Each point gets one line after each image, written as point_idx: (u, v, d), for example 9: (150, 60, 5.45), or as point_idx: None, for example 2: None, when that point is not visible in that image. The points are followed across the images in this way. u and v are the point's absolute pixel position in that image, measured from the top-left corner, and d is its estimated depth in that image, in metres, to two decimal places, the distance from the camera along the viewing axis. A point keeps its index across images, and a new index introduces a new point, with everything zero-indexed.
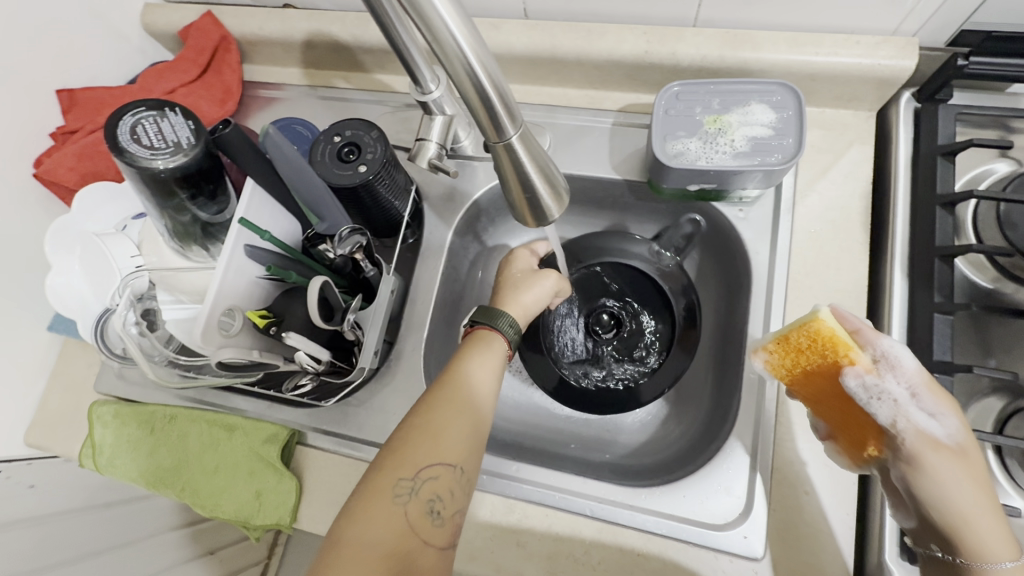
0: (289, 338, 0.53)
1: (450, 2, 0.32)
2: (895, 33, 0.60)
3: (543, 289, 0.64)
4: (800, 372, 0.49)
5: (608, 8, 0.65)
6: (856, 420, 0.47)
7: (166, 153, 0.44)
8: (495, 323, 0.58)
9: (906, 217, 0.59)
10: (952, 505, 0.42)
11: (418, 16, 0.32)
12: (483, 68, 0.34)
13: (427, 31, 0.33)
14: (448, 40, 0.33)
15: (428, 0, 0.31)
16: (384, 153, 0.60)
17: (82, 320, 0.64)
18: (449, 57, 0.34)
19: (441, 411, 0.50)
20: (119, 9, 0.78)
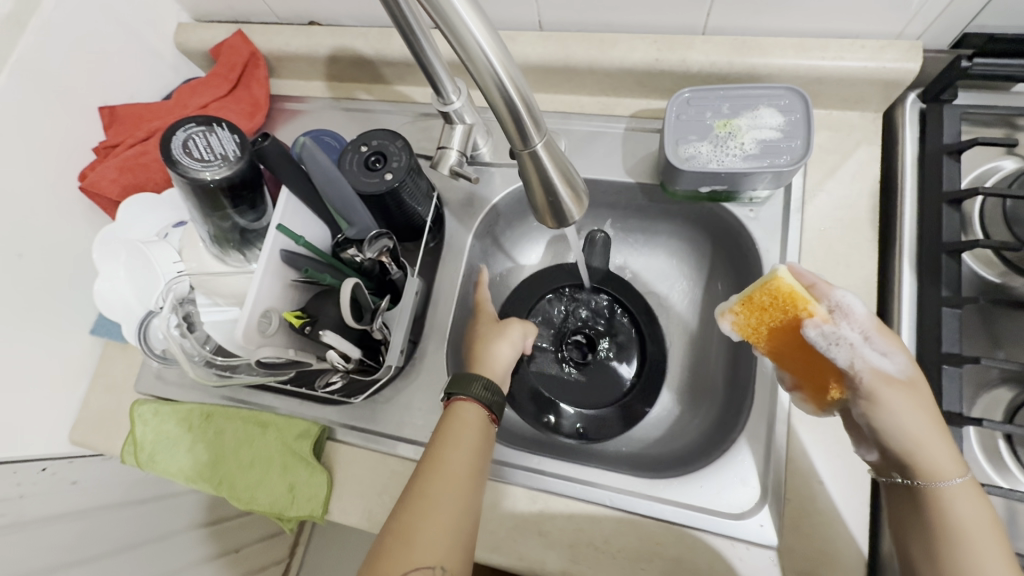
0: (325, 335, 0.56)
1: (484, 24, 0.35)
2: (900, 37, 0.62)
3: (511, 342, 0.67)
4: (764, 329, 0.54)
5: (620, 19, 0.68)
6: (819, 368, 0.52)
7: (215, 165, 0.47)
8: (468, 391, 0.59)
9: (913, 215, 0.61)
10: (903, 429, 0.47)
11: (455, 37, 0.35)
12: (513, 83, 0.37)
13: (462, 50, 0.36)
14: (481, 59, 0.35)
15: (461, 19, 0.34)
16: (409, 161, 0.64)
17: (125, 323, 0.68)
18: (480, 70, 0.36)
19: (428, 495, 0.51)
20: (155, 29, 0.83)
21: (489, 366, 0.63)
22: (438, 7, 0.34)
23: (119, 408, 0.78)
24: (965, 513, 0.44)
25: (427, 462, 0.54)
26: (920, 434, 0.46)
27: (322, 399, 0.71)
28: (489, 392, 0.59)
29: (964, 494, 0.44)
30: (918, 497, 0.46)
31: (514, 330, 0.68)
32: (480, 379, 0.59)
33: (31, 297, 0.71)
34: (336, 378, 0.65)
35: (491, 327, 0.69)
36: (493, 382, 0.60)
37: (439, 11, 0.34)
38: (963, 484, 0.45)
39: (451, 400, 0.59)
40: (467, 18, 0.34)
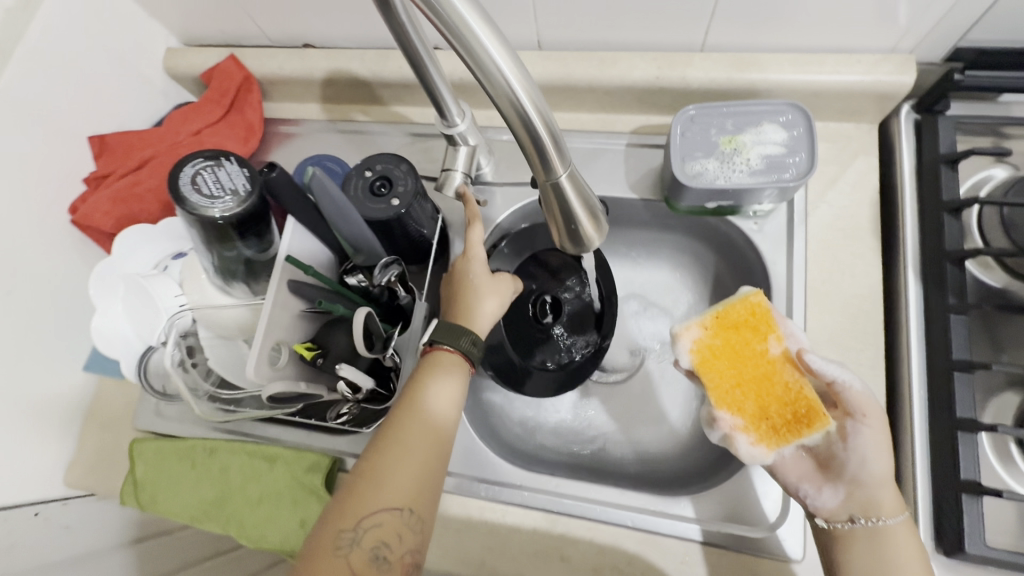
0: (342, 369, 0.55)
1: (505, 52, 0.35)
2: (894, 51, 0.63)
3: (501, 302, 0.63)
4: (726, 347, 0.56)
5: (619, 37, 0.68)
6: (773, 394, 0.54)
7: (224, 201, 0.46)
8: (455, 344, 0.58)
9: (914, 224, 0.62)
10: (876, 467, 0.51)
11: (475, 65, 0.35)
12: (536, 111, 0.37)
13: (483, 77, 0.36)
14: (503, 86, 0.35)
15: (486, 51, 0.34)
16: (415, 185, 0.63)
17: (124, 360, 0.65)
18: (503, 99, 0.36)
19: (399, 437, 0.53)
20: (143, 54, 0.81)
21: (476, 318, 0.61)
22: (460, 36, 0.34)
23: (117, 445, 0.75)
24: (907, 550, 0.50)
25: (403, 401, 0.56)
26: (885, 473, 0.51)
27: (331, 431, 0.69)
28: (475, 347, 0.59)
29: (904, 532, 0.50)
30: (872, 532, 0.51)
31: (504, 283, 0.65)
32: (469, 333, 0.59)
33: (22, 335, 0.68)
34: (347, 409, 0.65)
35: (485, 276, 0.63)
36: (479, 337, 0.60)
37: (460, 39, 0.34)
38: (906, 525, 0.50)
39: (434, 346, 0.59)
40: (492, 50, 0.34)
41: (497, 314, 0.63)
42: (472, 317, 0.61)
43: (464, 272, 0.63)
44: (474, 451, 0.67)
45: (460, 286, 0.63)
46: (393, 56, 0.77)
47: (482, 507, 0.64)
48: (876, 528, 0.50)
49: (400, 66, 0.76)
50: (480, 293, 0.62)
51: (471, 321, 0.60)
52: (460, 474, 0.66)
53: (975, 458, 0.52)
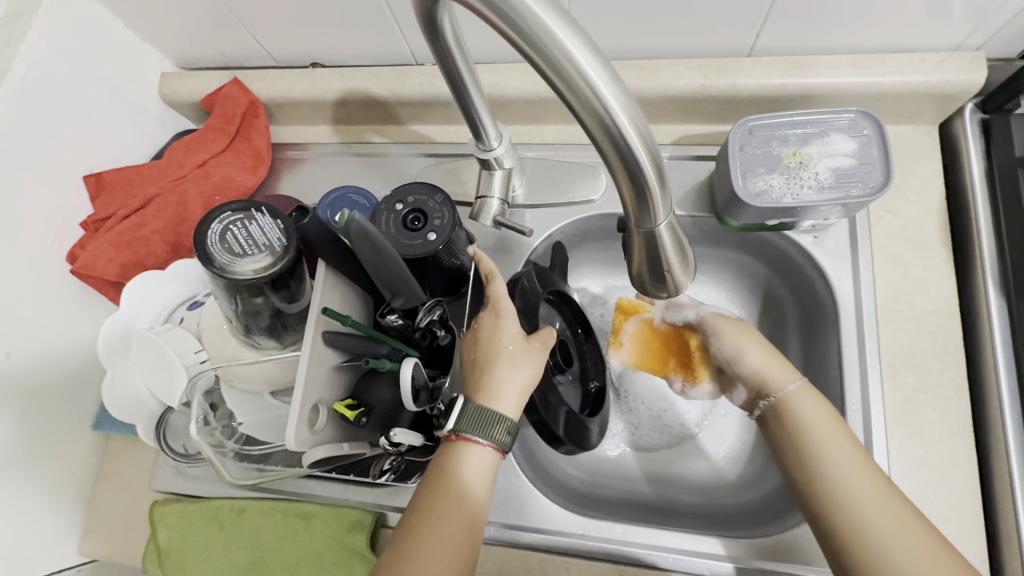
0: (398, 434, 0.51)
1: (602, 69, 0.28)
2: (960, 48, 0.59)
3: (537, 371, 0.55)
4: (639, 340, 0.70)
5: (660, 44, 0.63)
6: (679, 344, 0.68)
7: (258, 258, 0.42)
8: (489, 437, 0.51)
9: (990, 233, 0.58)
10: (804, 414, 0.52)
11: (565, 84, 0.28)
12: (637, 135, 0.29)
13: (572, 98, 0.29)
14: (598, 109, 0.28)
15: (579, 68, 0.27)
16: (452, 217, 0.58)
17: (140, 422, 0.60)
18: (597, 124, 0.29)
19: (430, 528, 0.47)
20: (138, 83, 0.75)
21: (505, 392, 0.53)
22: (545, 51, 0.27)
23: (134, 509, 0.70)
24: (836, 463, 0.49)
25: (433, 483, 0.50)
26: (818, 423, 0.51)
27: (370, 482, 0.63)
28: (510, 436, 0.51)
29: (803, 395, 0.53)
30: (778, 413, 0.54)
31: (541, 349, 0.56)
32: (503, 422, 0.51)
33: (25, 400, 0.62)
34: (390, 465, 0.61)
35: (517, 341, 0.55)
36: (515, 423, 0.52)
37: (545, 55, 0.28)
38: (804, 390, 0.53)
39: (460, 437, 0.51)
40: (586, 66, 0.28)
41: (530, 386, 0.55)
42: (500, 391, 0.53)
43: (494, 335, 0.55)
44: (527, 498, 0.61)
45: (490, 351, 0.55)
46: (411, 73, 0.72)
47: (542, 560, 0.59)
48: (776, 403, 0.54)
49: (420, 84, 0.71)
50: (513, 364, 0.54)
51: (499, 399, 0.52)
52: (514, 523, 0.60)
53: None
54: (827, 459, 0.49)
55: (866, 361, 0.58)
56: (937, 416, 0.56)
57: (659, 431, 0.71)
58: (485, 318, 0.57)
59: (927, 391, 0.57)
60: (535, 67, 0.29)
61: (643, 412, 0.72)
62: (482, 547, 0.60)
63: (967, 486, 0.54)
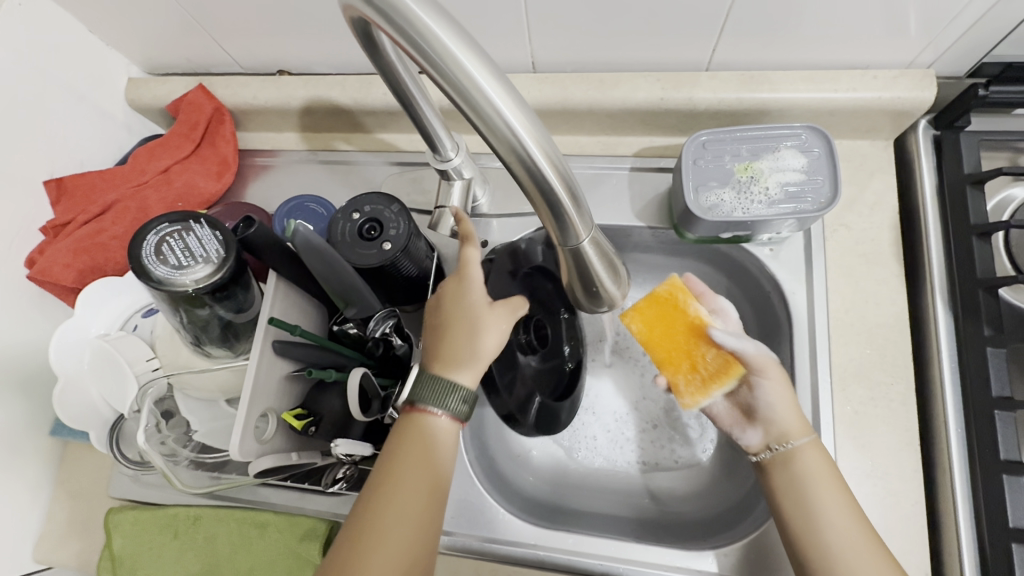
0: (341, 445, 0.51)
1: (509, 97, 0.29)
2: (911, 66, 0.60)
3: (501, 341, 0.54)
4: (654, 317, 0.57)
5: (620, 57, 0.64)
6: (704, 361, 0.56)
7: (196, 270, 0.42)
8: (443, 405, 0.50)
9: (940, 248, 0.59)
10: (809, 464, 0.51)
11: (472, 110, 0.29)
12: (547, 158, 0.30)
13: (481, 124, 0.29)
14: (505, 133, 0.29)
15: (484, 94, 0.28)
16: (408, 227, 0.58)
17: (93, 429, 0.59)
18: (506, 149, 0.30)
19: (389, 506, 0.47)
20: (103, 88, 0.74)
21: (470, 360, 0.52)
22: (452, 78, 0.28)
23: (91, 517, 0.69)
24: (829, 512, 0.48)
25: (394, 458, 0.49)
26: (818, 473, 0.50)
27: (325, 490, 0.63)
28: (466, 405, 0.51)
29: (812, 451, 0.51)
30: (784, 463, 0.52)
31: (509, 316, 0.55)
32: (460, 391, 0.50)
33: None
34: (344, 473, 0.61)
35: (477, 312, 0.53)
36: (472, 392, 0.51)
37: (452, 84, 0.28)
38: (814, 447, 0.51)
39: (416, 407, 0.50)
40: (491, 93, 0.28)
41: (494, 353, 0.54)
42: (461, 359, 0.51)
43: (455, 305, 0.53)
44: (483, 507, 0.61)
45: (454, 317, 0.53)
46: (376, 82, 0.72)
47: (496, 569, 0.59)
48: (788, 452, 0.52)
49: (384, 93, 0.71)
50: (474, 335, 0.52)
51: (455, 370, 0.51)
52: (469, 532, 0.60)
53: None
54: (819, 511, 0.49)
55: (818, 373, 0.59)
56: (886, 429, 0.56)
57: (616, 435, 0.72)
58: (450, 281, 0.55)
59: (876, 404, 0.57)
60: (446, 91, 0.30)
61: (601, 416, 0.73)
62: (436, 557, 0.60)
63: (913, 499, 0.54)
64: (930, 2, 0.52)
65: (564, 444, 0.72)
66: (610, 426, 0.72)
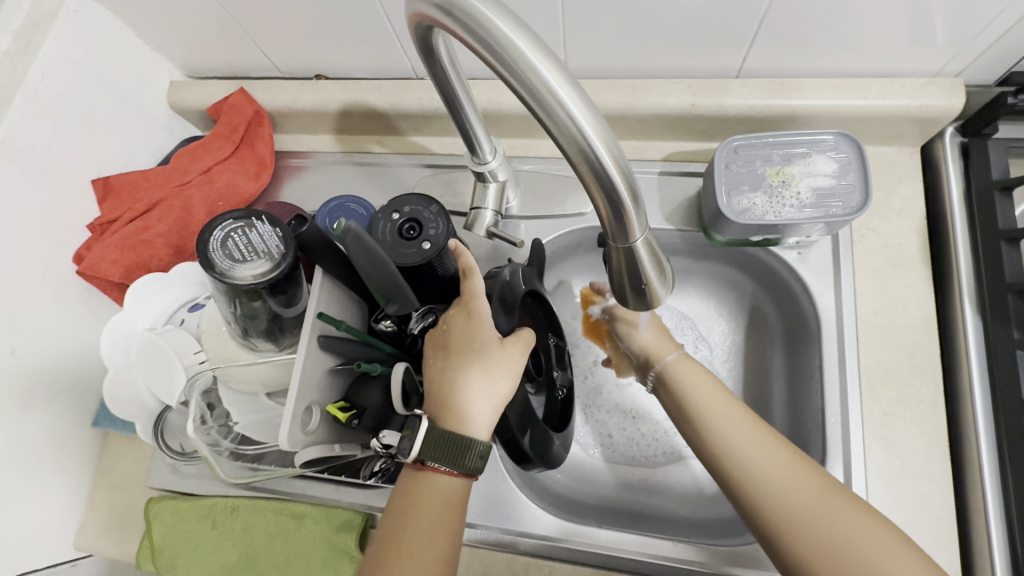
0: (386, 436, 0.53)
1: (579, 99, 0.31)
2: (940, 74, 0.61)
3: (513, 383, 0.55)
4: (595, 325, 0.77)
5: (651, 64, 0.66)
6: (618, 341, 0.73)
7: (257, 264, 0.44)
8: (460, 465, 0.50)
9: (968, 253, 0.60)
10: (723, 436, 0.52)
11: (544, 111, 0.31)
12: (612, 158, 0.32)
13: (550, 123, 0.31)
14: (574, 133, 0.31)
15: (556, 97, 0.30)
16: (447, 227, 0.60)
17: (139, 419, 0.61)
18: (574, 148, 0.32)
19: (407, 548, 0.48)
20: (147, 91, 0.77)
21: (483, 409, 0.52)
22: (527, 81, 0.30)
23: (130, 507, 0.71)
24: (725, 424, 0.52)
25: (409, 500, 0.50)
26: (732, 426, 0.52)
27: (360, 483, 0.64)
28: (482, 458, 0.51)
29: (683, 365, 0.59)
30: (666, 381, 0.59)
31: (516, 358, 0.56)
32: (475, 448, 0.50)
33: (27, 399, 0.63)
34: (381, 467, 0.63)
35: (489, 348, 0.54)
36: (487, 445, 0.51)
37: (525, 84, 0.30)
38: (683, 359, 0.59)
39: (425, 467, 0.50)
40: (563, 95, 0.30)
41: (506, 398, 0.54)
42: (475, 407, 0.52)
43: (465, 338, 0.54)
44: (514, 503, 0.63)
45: (464, 362, 0.53)
46: (411, 87, 0.74)
47: (527, 563, 0.60)
48: (658, 371, 0.60)
49: (419, 97, 0.73)
50: (482, 375, 0.53)
51: (469, 416, 0.51)
52: (500, 527, 0.62)
53: None
54: (730, 447, 0.51)
55: (845, 374, 0.60)
56: (914, 430, 0.57)
57: (633, 434, 0.73)
58: (454, 321, 0.55)
59: (904, 406, 0.58)
60: (517, 93, 0.32)
61: (614, 412, 0.74)
62: (469, 550, 0.62)
63: (941, 499, 0.55)
64: (961, 12, 0.53)
65: (579, 441, 0.74)
66: (627, 423, 0.74)
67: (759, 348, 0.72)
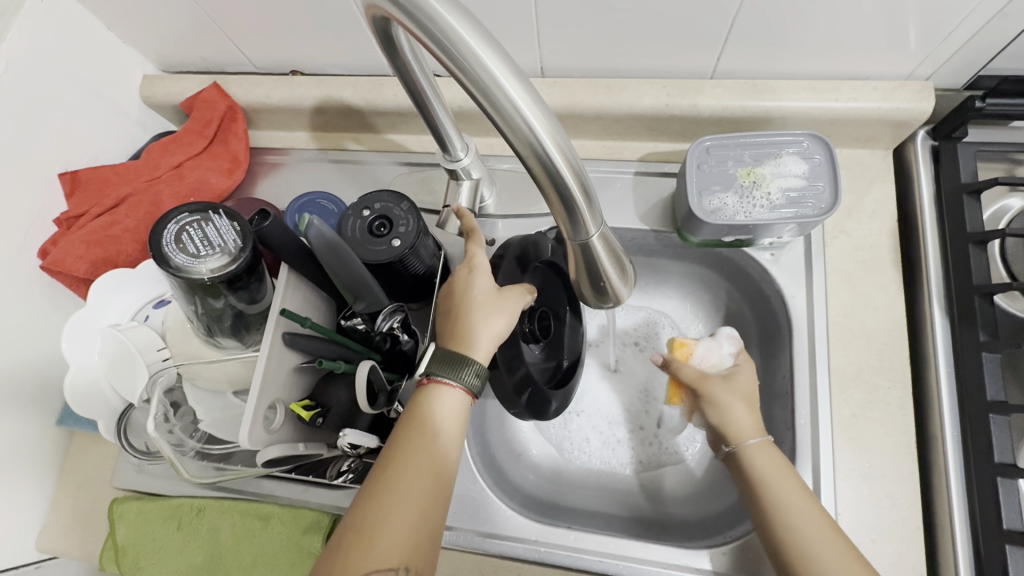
0: (347, 435, 0.52)
1: (528, 94, 0.30)
2: (910, 77, 0.62)
3: (508, 323, 0.54)
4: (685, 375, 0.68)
5: (626, 64, 0.65)
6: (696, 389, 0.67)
7: (212, 257, 0.43)
8: (458, 379, 0.50)
9: (937, 256, 0.60)
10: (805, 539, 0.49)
11: (492, 106, 0.30)
12: (563, 154, 0.32)
13: (499, 118, 0.31)
14: (523, 129, 0.31)
15: (505, 92, 0.30)
16: (417, 224, 0.59)
17: (102, 418, 0.60)
18: (524, 144, 0.31)
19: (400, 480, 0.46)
20: (119, 84, 0.76)
21: (481, 339, 0.52)
22: (474, 75, 0.30)
23: (95, 506, 0.69)
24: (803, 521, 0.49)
25: (405, 436, 0.49)
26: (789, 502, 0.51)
27: (329, 484, 0.63)
28: (479, 378, 0.51)
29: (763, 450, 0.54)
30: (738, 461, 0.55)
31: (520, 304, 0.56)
32: (473, 365, 0.51)
33: None
34: (348, 466, 0.62)
35: (489, 292, 0.55)
36: (484, 366, 0.52)
37: (472, 78, 0.30)
38: (764, 446, 0.55)
39: (432, 379, 0.51)
40: (511, 90, 0.30)
41: (503, 335, 0.54)
42: (475, 337, 0.52)
43: (467, 286, 0.55)
44: (485, 503, 0.62)
45: (469, 301, 0.54)
46: (387, 83, 0.73)
47: (496, 566, 0.59)
48: (735, 451, 0.55)
49: (395, 94, 0.73)
50: (483, 315, 0.53)
51: (471, 345, 0.52)
52: (471, 528, 0.61)
53: (1018, 506, 0.50)
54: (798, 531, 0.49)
55: (816, 375, 0.60)
56: (883, 432, 0.57)
57: (609, 436, 0.73)
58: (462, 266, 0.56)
59: (873, 407, 0.58)
60: (467, 87, 0.31)
61: (591, 415, 0.74)
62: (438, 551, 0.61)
63: (909, 501, 0.55)
64: (926, 17, 0.54)
65: (552, 440, 0.73)
66: (603, 428, 0.73)
67: None
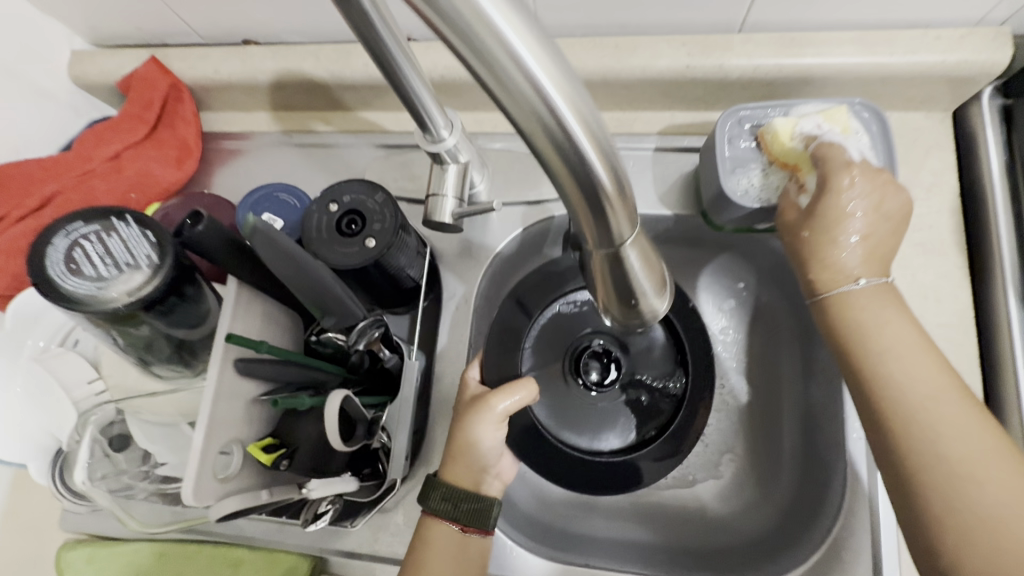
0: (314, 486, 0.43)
1: (536, 42, 0.20)
2: (979, 24, 0.52)
3: (492, 428, 0.49)
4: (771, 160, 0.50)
5: (638, 18, 0.55)
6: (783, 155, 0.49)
7: (120, 279, 0.34)
8: (427, 505, 0.49)
9: (1011, 237, 0.51)
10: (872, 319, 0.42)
11: (487, 69, 0.20)
12: (586, 130, 0.22)
13: (496, 83, 0.21)
14: (532, 96, 0.21)
15: (501, 42, 0.20)
16: (395, 218, 0.49)
17: (32, 461, 0.50)
18: (532, 121, 0.22)
19: None
20: (41, 62, 0.64)
21: (458, 449, 0.49)
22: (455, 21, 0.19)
23: (43, 555, 0.61)
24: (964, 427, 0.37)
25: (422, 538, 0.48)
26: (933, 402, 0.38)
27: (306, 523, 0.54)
28: (448, 503, 0.48)
29: (877, 295, 0.43)
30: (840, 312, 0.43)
31: (500, 411, 0.49)
32: (439, 488, 0.48)
33: None
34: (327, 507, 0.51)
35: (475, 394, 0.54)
36: (451, 486, 0.48)
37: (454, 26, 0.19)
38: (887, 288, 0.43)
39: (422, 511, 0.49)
40: (511, 38, 0.20)
41: (492, 441, 0.50)
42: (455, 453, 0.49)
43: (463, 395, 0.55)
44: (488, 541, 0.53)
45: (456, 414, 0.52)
46: (355, 52, 0.62)
47: None
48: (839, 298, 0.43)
49: (365, 64, 0.62)
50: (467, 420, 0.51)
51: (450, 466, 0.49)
52: None
53: None
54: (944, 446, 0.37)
55: None
56: None
57: None
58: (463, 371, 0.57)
59: None
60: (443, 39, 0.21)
61: None
62: None
63: None
64: None
65: None
66: None
67: (767, 350, 0.64)
